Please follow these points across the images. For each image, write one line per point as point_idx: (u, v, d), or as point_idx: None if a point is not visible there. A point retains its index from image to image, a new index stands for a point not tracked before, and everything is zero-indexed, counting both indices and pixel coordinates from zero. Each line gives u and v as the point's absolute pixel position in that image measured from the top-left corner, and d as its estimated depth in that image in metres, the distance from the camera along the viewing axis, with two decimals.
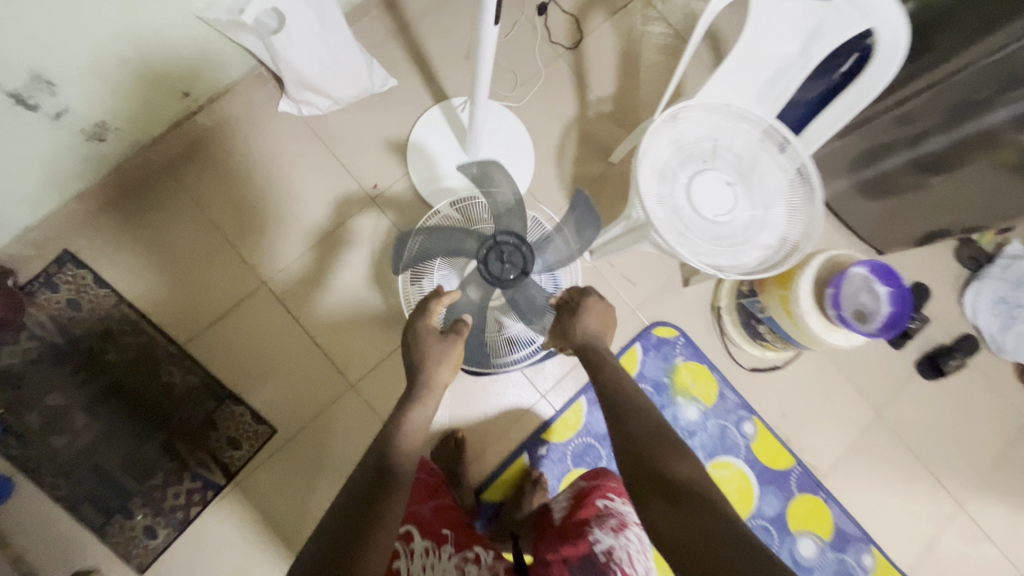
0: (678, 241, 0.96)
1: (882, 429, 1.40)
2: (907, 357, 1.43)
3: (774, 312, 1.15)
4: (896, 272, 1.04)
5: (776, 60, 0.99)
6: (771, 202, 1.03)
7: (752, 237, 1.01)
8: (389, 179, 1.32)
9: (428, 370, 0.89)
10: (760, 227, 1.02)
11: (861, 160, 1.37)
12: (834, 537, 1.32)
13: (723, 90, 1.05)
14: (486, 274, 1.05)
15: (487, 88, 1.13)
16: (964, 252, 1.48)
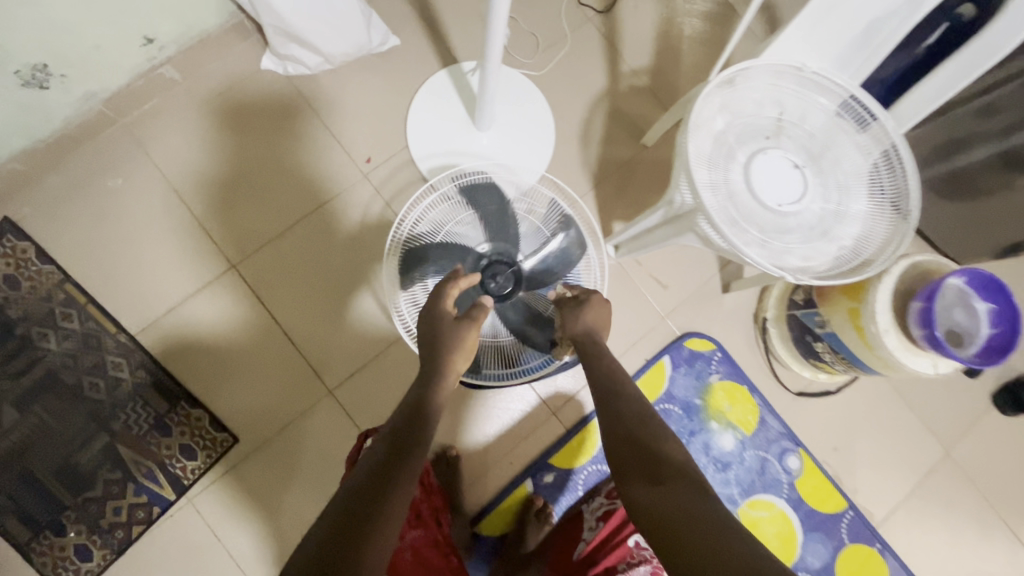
0: (736, 234, 0.76)
1: (949, 471, 1.19)
2: (981, 387, 1.22)
3: (839, 327, 0.95)
4: (1000, 282, 0.83)
5: (868, 12, 0.79)
6: (850, 189, 0.83)
7: (828, 232, 0.82)
8: (385, 153, 1.14)
9: (441, 355, 0.74)
10: (837, 221, 0.82)
11: (942, 153, 1.16)
12: None
13: (794, 52, 0.85)
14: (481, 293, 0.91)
15: (500, 48, 0.94)
16: None
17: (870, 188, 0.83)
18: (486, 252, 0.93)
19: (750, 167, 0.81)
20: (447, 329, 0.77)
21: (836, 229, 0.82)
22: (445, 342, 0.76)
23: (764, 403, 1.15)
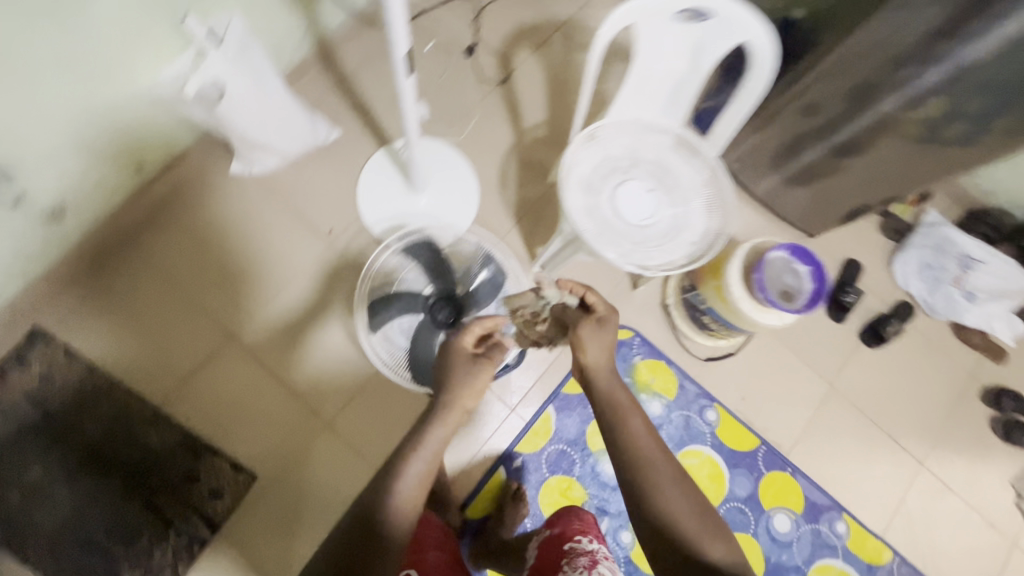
0: (608, 249, 1.06)
1: (837, 400, 1.48)
2: (850, 330, 1.53)
3: (712, 301, 1.23)
4: (810, 250, 1.15)
5: (669, 77, 1.08)
6: (690, 201, 1.13)
7: (678, 235, 1.11)
8: (343, 223, 1.40)
9: (448, 399, 0.85)
10: (684, 226, 1.11)
11: (783, 153, 1.46)
12: (807, 510, 1.39)
13: (632, 105, 1.14)
14: (437, 325, 1.12)
15: (416, 126, 1.23)
16: (887, 225, 1.60)
17: (703, 198, 1.13)
18: (432, 293, 1.15)
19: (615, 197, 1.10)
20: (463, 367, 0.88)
21: (685, 232, 1.11)
22: (460, 378, 0.87)
23: (680, 372, 1.43)
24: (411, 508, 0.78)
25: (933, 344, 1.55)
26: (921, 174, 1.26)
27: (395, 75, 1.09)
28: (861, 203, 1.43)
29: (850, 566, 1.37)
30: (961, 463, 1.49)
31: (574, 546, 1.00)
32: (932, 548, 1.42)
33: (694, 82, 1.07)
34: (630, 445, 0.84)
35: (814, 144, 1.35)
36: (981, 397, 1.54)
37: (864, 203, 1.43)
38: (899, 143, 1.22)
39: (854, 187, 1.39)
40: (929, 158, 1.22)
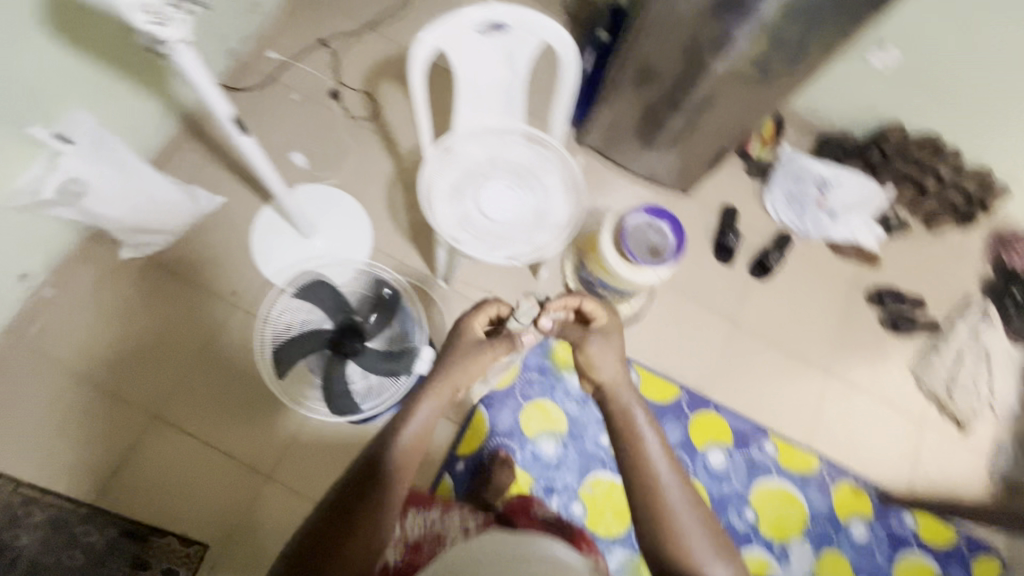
0: (480, 248, 1.17)
1: (741, 334, 1.62)
2: (739, 269, 1.68)
3: (598, 272, 1.35)
4: (664, 208, 1.28)
5: (497, 84, 1.18)
6: (548, 186, 1.23)
7: (543, 219, 1.21)
8: (245, 282, 1.44)
9: (459, 368, 1.09)
10: (547, 210, 1.21)
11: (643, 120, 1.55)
12: (736, 440, 1.51)
13: (475, 115, 1.23)
14: (343, 356, 1.17)
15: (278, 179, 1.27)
16: (751, 168, 1.76)
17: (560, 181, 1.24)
18: (334, 328, 1.20)
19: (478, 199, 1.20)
20: (472, 345, 1.10)
21: (549, 215, 1.21)
22: (464, 354, 1.10)
23: None
24: (404, 473, 0.99)
25: (815, 263, 1.71)
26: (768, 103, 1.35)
27: (231, 137, 1.11)
28: (724, 144, 1.53)
29: (785, 481, 1.48)
30: (862, 362, 1.65)
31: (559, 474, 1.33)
32: (853, 444, 1.57)
33: (518, 82, 1.17)
34: (637, 455, 1.01)
35: (662, 110, 1.47)
36: (866, 300, 1.71)
37: (726, 144, 1.53)
38: (738, 85, 1.30)
39: (713, 137, 1.50)
40: (765, 94, 1.31)
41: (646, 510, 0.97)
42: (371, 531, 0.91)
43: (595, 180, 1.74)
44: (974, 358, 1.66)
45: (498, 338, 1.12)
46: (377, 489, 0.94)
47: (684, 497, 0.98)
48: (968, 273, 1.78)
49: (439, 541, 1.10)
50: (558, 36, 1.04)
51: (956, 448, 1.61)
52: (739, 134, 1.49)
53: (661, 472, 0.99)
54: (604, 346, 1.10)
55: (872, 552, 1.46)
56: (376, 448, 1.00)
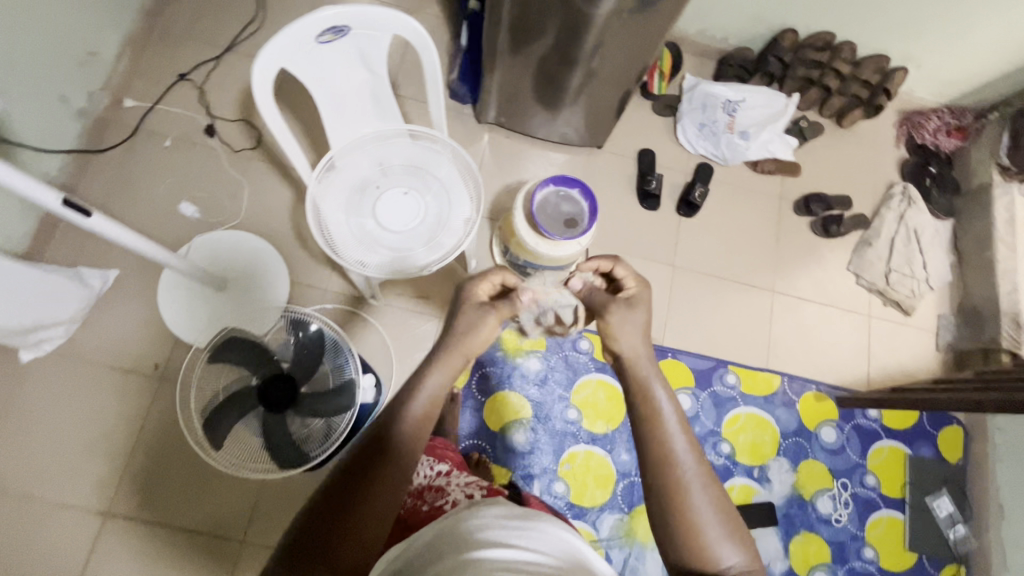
0: (388, 264, 1.14)
1: (682, 274, 1.62)
2: (667, 211, 1.67)
3: (524, 255, 1.31)
4: (569, 175, 1.23)
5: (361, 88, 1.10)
6: (444, 181, 1.18)
7: (447, 217, 1.17)
8: (164, 353, 1.35)
9: (463, 336, 0.92)
10: (448, 206, 1.17)
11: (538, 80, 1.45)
12: (698, 380, 1.52)
13: (351, 125, 1.16)
14: (276, 409, 1.12)
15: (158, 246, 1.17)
16: (658, 105, 1.72)
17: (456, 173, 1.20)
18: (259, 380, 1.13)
19: (374, 213, 1.15)
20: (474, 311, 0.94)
21: (452, 212, 1.17)
22: (468, 322, 0.93)
23: None
24: (413, 445, 0.81)
25: (740, 187, 1.71)
26: (655, 32, 1.23)
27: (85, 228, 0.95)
28: (626, 85, 1.43)
29: (752, 407, 1.52)
30: (802, 272, 1.68)
31: None
32: (809, 354, 1.61)
33: (381, 82, 1.12)
34: (662, 448, 0.82)
35: (554, 64, 1.36)
36: (794, 210, 1.72)
37: (628, 85, 1.43)
38: (619, 17, 1.16)
39: (610, 81, 1.41)
40: (650, 24, 1.19)
41: (677, 510, 0.79)
42: (384, 505, 0.75)
43: (507, 154, 1.67)
44: (905, 242, 1.68)
45: (500, 301, 0.98)
46: (382, 462, 0.77)
47: (715, 505, 0.79)
48: (884, 161, 1.81)
49: (440, 494, 0.95)
50: (409, 30, 0.98)
51: (903, 332, 1.67)
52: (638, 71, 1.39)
53: (688, 472, 0.80)
54: (628, 314, 0.97)
55: (845, 451, 1.52)
56: (384, 420, 0.81)
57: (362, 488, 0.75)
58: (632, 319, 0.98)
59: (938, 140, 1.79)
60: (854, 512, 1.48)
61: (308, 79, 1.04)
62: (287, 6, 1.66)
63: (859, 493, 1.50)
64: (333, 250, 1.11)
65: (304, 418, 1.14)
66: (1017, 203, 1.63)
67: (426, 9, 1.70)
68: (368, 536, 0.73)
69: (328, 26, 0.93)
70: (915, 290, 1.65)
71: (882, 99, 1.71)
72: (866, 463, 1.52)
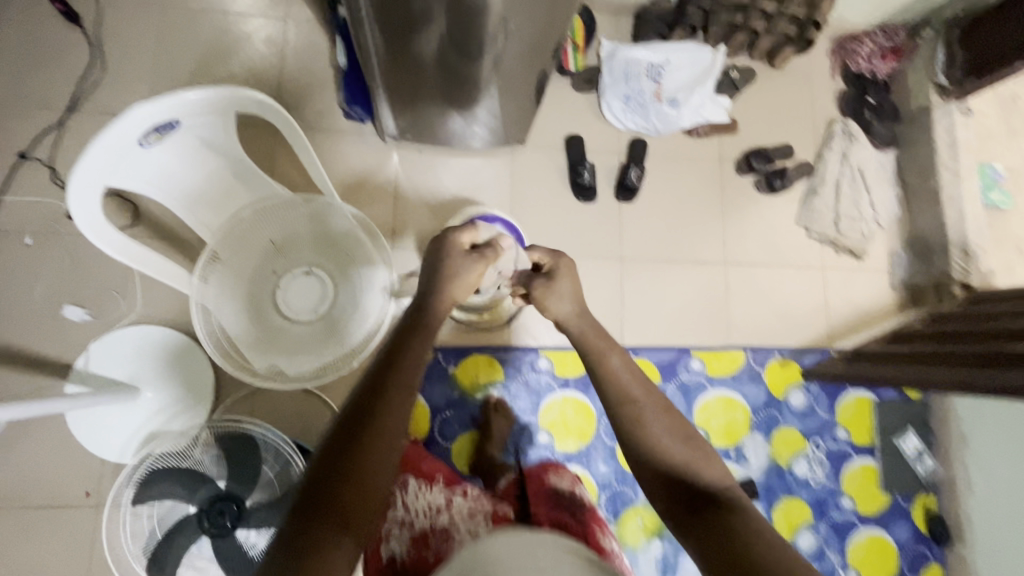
0: (303, 364, 1.01)
1: (631, 266, 1.54)
2: (606, 199, 1.55)
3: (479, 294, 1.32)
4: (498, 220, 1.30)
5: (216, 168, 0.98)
6: (359, 261, 1.04)
7: (364, 301, 1.04)
8: (94, 479, 1.24)
9: (448, 288, 0.94)
10: (363, 285, 1.04)
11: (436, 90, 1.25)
12: (663, 373, 1.49)
13: (218, 208, 1.01)
14: (215, 533, 1.03)
15: (32, 405, 0.97)
16: (577, 82, 1.56)
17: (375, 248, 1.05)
18: (195, 507, 1.04)
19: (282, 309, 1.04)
20: (458, 259, 0.97)
21: (371, 295, 1.04)
22: (439, 269, 0.97)
23: (493, 350, 1.43)
24: (408, 396, 0.76)
25: (677, 158, 1.60)
26: (552, 22, 1.04)
27: None
28: (535, 79, 1.25)
29: (720, 388, 1.50)
30: (753, 237, 1.61)
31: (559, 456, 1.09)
32: (770, 319, 1.58)
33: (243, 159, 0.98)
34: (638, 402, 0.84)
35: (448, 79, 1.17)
36: (737, 170, 1.63)
37: (538, 77, 1.25)
38: (507, 17, 0.96)
39: (516, 80, 1.22)
40: (547, 16, 1.00)
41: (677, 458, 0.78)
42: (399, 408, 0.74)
43: (422, 169, 1.50)
44: (851, 182, 1.63)
45: (486, 249, 1.00)
46: (380, 406, 0.73)
47: (683, 444, 0.80)
48: (822, 97, 1.70)
49: (446, 538, 0.84)
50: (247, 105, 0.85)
51: (859, 277, 1.63)
52: (545, 63, 1.20)
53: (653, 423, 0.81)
54: (552, 287, 1.00)
55: (814, 411, 1.53)
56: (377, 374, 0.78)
57: (361, 441, 0.69)
58: (560, 293, 1.00)
59: (874, 65, 1.67)
60: (829, 468, 1.52)
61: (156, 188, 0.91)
62: (129, 43, 1.41)
63: (832, 449, 1.53)
64: (235, 356, 0.98)
65: (249, 535, 1.05)
66: (957, 123, 1.58)
67: (297, 18, 1.47)
68: (396, 433, 0.72)
69: (146, 127, 0.79)
70: (865, 232, 1.62)
71: (812, 33, 1.52)
72: (835, 418, 1.54)
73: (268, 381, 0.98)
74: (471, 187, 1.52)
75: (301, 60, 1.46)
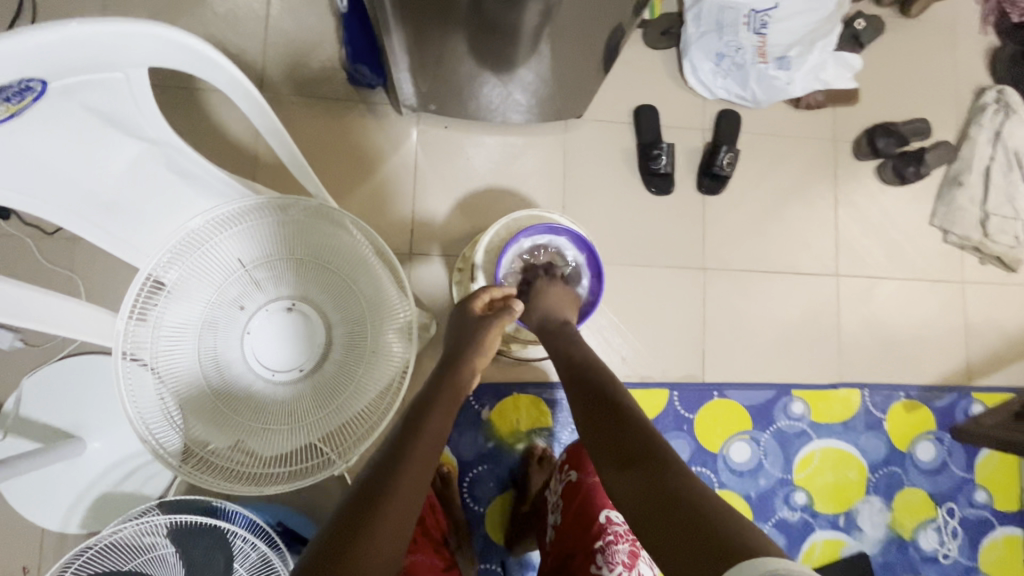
0: (284, 441, 0.72)
1: (715, 277, 1.19)
2: (684, 191, 1.20)
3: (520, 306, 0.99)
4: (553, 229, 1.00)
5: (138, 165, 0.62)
6: (364, 292, 0.74)
7: (372, 350, 0.74)
8: (33, 551, 0.97)
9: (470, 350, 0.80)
10: (362, 330, 0.75)
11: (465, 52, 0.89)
12: (756, 419, 1.15)
13: (155, 228, 0.69)
14: None
15: None
16: (652, 35, 1.19)
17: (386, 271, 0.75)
18: None
19: (253, 360, 0.76)
20: (474, 325, 0.83)
21: (381, 340, 0.73)
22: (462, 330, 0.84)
23: (539, 388, 1.11)
24: (427, 468, 0.60)
25: (778, 136, 1.23)
26: None
27: None
28: (610, 32, 0.87)
29: (829, 438, 1.17)
30: (872, 240, 1.24)
31: (609, 520, 0.81)
32: (893, 348, 1.22)
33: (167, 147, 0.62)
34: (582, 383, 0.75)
35: (486, 30, 0.80)
36: (854, 153, 1.25)
37: (614, 31, 0.88)
38: None
39: (583, 35, 0.85)
40: None
41: (615, 432, 0.64)
42: (426, 458, 0.61)
43: (446, 149, 1.15)
44: (1006, 169, 1.24)
45: (503, 310, 0.85)
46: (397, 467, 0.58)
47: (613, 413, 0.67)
48: (967, 58, 1.31)
49: None
50: (165, 48, 0.51)
51: (1007, 294, 1.26)
52: (627, 11, 0.83)
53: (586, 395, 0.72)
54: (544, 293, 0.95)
55: (947, 467, 1.20)
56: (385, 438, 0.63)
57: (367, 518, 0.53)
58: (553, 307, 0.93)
59: None
60: (964, 541, 1.18)
61: (41, 204, 0.56)
62: None
63: (968, 516, 1.19)
64: (184, 431, 0.69)
65: None
66: None
67: None
68: (417, 496, 0.57)
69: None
70: (1020, 235, 1.23)
71: None
72: (973, 477, 1.20)
73: (229, 464, 0.69)
74: (512, 173, 1.16)
75: (293, 7, 1.12)
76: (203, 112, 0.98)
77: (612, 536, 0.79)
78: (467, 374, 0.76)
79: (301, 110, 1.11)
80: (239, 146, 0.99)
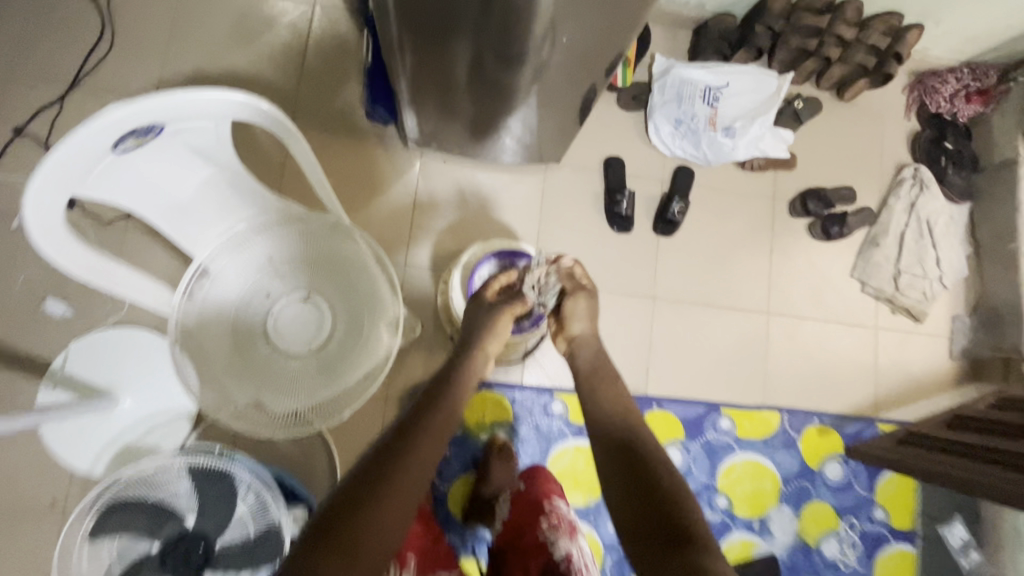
0: (289, 402, 0.91)
1: (662, 306, 1.40)
2: (643, 232, 1.41)
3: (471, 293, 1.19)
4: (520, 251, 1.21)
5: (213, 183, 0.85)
6: (363, 288, 0.95)
7: (366, 336, 0.93)
8: (62, 488, 1.14)
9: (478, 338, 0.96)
10: (359, 320, 0.95)
11: (464, 103, 1.09)
12: (688, 430, 1.35)
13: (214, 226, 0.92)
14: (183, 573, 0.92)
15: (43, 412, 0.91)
16: (625, 98, 1.42)
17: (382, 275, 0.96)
18: (161, 544, 0.93)
19: (272, 338, 0.95)
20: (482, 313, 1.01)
21: (374, 326, 0.93)
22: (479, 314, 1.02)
23: (502, 389, 1.31)
24: (423, 467, 0.70)
25: (725, 190, 1.45)
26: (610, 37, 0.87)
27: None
28: (582, 96, 1.08)
29: (750, 452, 1.35)
30: (800, 285, 1.46)
31: (552, 507, 1.07)
32: (813, 379, 1.42)
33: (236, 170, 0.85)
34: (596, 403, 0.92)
35: (481, 89, 1.01)
36: (791, 212, 1.47)
37: (585, 95, 1.09)
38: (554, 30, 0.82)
39: (559, 96, 1.06)
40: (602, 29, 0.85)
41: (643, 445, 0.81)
42: (409, 480, 0.68)
43: (444, 180, 1.36)
44: (917, 236, 1.45)
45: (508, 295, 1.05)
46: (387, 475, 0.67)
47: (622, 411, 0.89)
48: (890, 139, 1.54)
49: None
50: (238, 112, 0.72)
51: (914, 341, 1.47)
52: (596, 80, 1.03)
53: (600, 414, 0.89)
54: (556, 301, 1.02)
55: (851, 486, 1.38)
56: (371, 476, 0.67)
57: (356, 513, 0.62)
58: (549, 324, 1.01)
59: (956, 107, 1.50)
60: (863, 552, 1.36)
61: (141, 205, 0.80)
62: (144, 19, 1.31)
63: (867, 530, 1.37)
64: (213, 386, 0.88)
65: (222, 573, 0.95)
66: None
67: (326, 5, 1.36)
68: (401, 503, 0.65)
69: (124, 133, 0.64)
70: (927, 291, 1.44)
71: (892, 67, 1.39)
72: (874, 496, 1.39)
73: (245, 413, 0.89)
74: (497, 204, 1.38)
75: (326, 53, 1.35)
76: (246, 136, 1.20)
77: (555, 516, 1.05)
78: (480, 356, 0.94)
79: (324, 138, 1.32)
80: (272, 166, 1.20)
